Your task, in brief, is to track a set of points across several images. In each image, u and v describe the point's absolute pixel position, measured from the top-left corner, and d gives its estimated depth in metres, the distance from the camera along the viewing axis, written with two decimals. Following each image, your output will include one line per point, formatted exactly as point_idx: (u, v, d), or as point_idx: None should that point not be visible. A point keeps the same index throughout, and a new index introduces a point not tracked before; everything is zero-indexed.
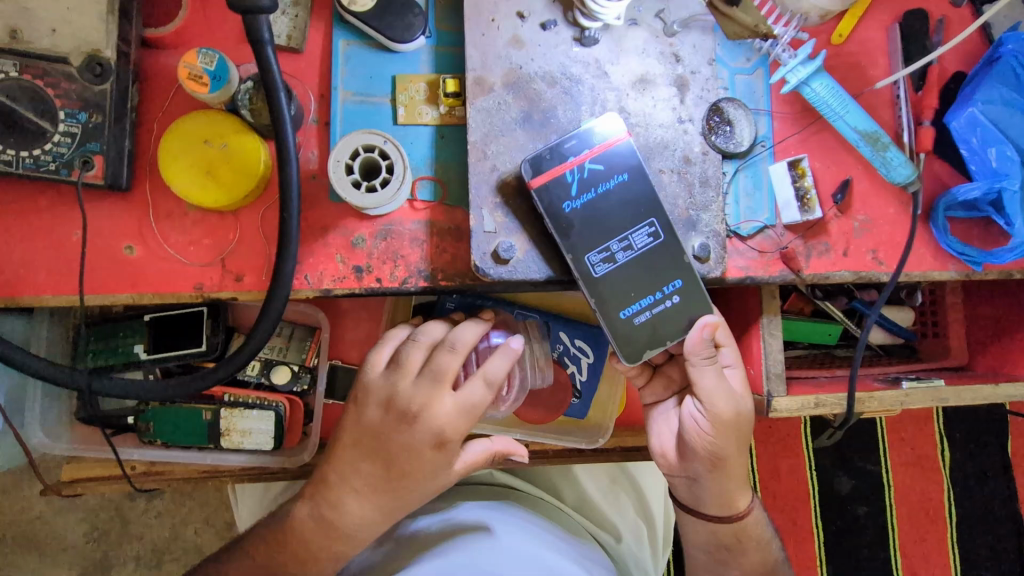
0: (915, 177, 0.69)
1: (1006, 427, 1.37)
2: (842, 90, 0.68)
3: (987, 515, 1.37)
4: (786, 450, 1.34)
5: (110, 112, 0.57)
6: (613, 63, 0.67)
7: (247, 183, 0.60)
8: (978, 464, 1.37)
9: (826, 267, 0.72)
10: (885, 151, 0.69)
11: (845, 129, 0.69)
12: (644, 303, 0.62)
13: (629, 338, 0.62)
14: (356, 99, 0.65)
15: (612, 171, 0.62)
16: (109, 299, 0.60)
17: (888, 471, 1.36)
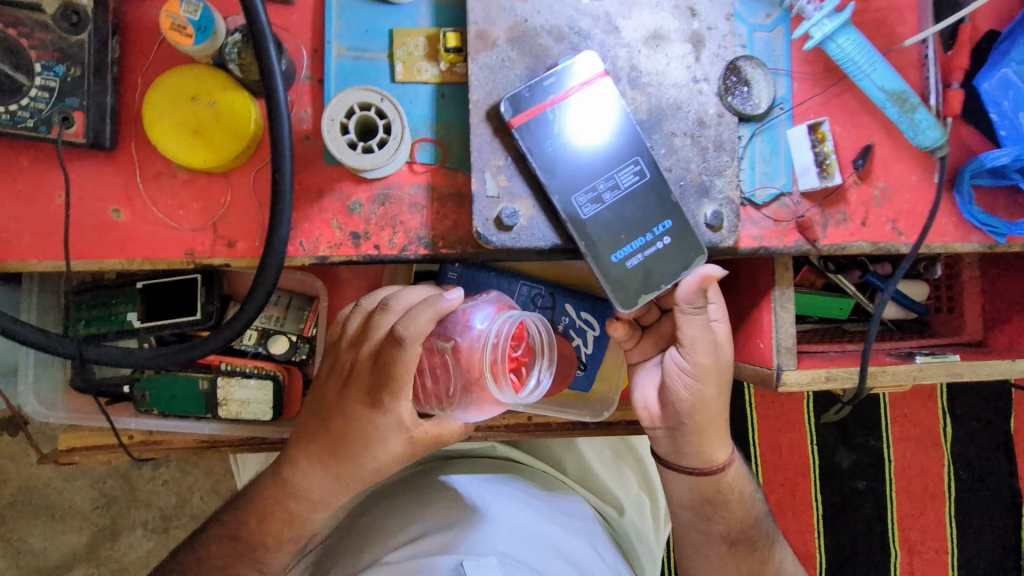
0: (945, 140, 0.66)
1: (1012, 404, 1.36)
2: (870, 46, 0.65)
3: (988, 492, 1.37)
4: (789, 424, 1.33)
5: (89, 65, 0.54)
6: (624, 17, 0.63)
7: (237, 144, 0.57)
8: (982, 441, 1.36)
9: (844, 238, 0.69)
10: (913, 113, 0.67)
11: (872, 89, 0.66)
12: (635, 245, 0.60)
13: (621, 282, 0.60)
14: (351, 54, 0.61)
15: (589, 109, 0.60)
16: (98, 265, 0.58)
17: (890, 447, 1.36)
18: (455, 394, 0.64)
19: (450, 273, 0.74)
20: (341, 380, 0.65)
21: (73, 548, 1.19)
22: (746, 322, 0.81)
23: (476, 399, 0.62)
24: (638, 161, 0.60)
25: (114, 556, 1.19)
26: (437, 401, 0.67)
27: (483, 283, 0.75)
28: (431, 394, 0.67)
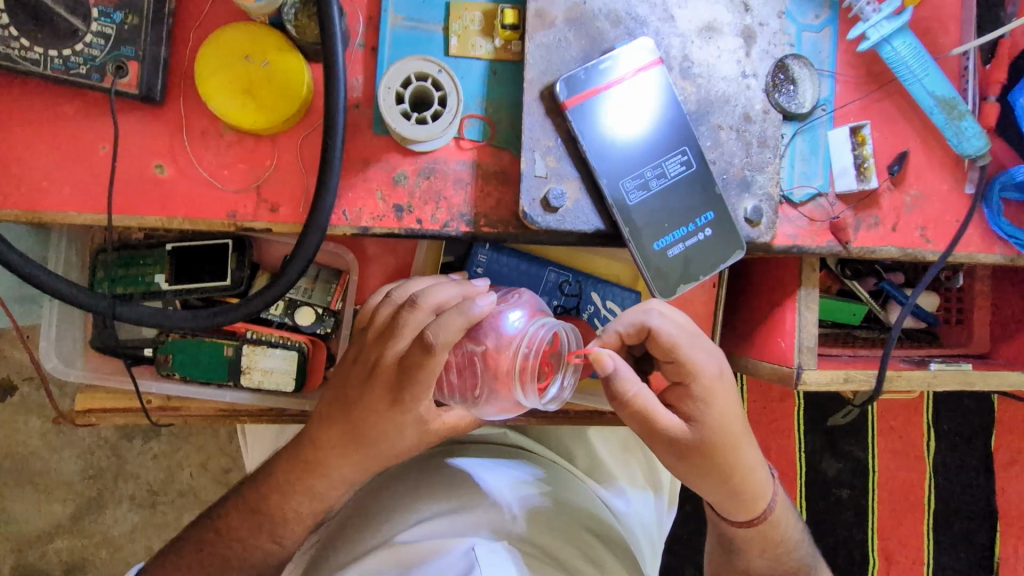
0: (987, 150, 0.68)
1: (1000, 421, 1.39)
2: (923, 51, 0.67)
3: (969, 506, 1.40)
4: (780, 430, 1.35)
5: (147, 15, 0.54)
6: (680, 6, 0.63)
7: (289, 107, 0.56)
8: (967, 456, 1.39)
9: (874, 242, 0.70)
10: (960, 121, 0.68)
11: (923, 94, 0.68)
12: (676, 236, 0.61)
13: (662, 271, 0.61)
14: (406, 24, 0.61)
15: (638, 100, 0.60)
16: (137, 221, 0.57)
17: (874, 457, 1.38)
18: (479, 393, 0.65)
19: (480, 253, 0.73)
20: (364, 369, 0.63)
21: (58, 518, 1.17)
22: (768, 321, 0.82)
23: (501, 402, 0.63)
24: (684, 151, 0.61)
25: (101, 527, 1.18)
26: (459, 397, 0.67)
27: (513, 267, 0.74)
28: (454, 390, 0.67)
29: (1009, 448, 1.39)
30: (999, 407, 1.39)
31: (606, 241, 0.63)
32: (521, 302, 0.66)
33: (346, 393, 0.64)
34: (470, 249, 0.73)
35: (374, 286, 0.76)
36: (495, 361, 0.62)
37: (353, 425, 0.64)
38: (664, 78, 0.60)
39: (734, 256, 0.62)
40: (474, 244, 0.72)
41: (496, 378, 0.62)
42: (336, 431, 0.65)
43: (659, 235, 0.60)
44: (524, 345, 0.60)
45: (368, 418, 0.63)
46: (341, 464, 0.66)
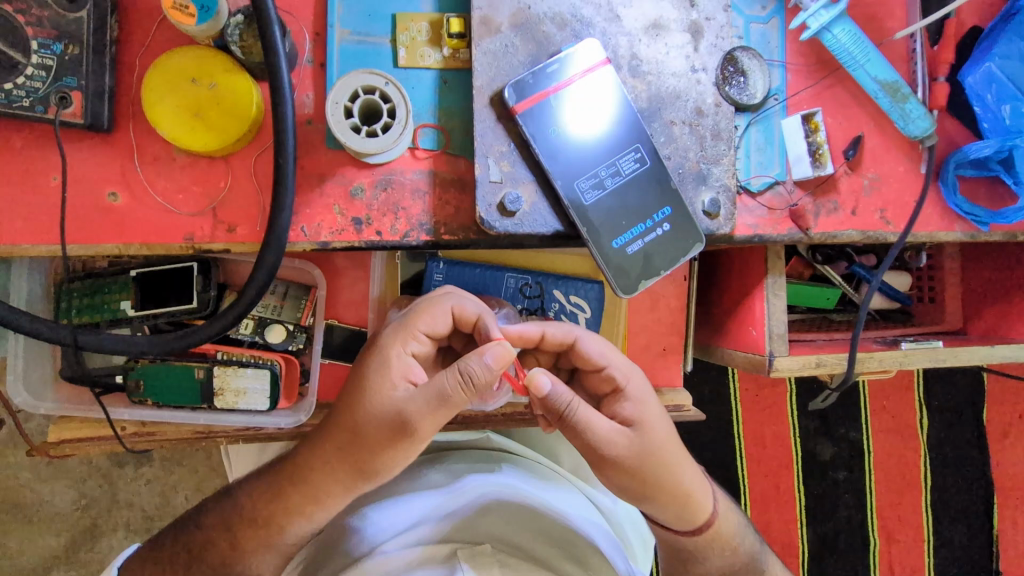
0: (933, 131, 0.69)
1: (987, 395, 1.41)
2: (864, 38, 0.67)
3: (963, 480, 1.41)
4: (775, 416, 1.36)
5: (88, 44, 0.53)
6: (626, 6, 0.64)
7: (238, 127, 0.56)
8: (959, 431, 1.41)
9: (834, 226, 0.71)
10: (905, 103, 0.69)
11: (866, 80, 0.69)
12: (634, 232, 0.61)
13: (622, 268, 0.61)
14: (354, 38, 0.61)
15: (579, 106, 0.60)
16: (94, 249, 0.57)
17: (868, 437, 1.39)
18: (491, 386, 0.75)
19: (435, 272, 0.75)
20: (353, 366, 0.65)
21: (55, 550, 1.16)
22: (740, 309, 0.83)
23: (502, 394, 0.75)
24: (637, 149, 0.61)
25: (95, 559, 1.16)
26: None
27: (470, 279, 0.76)
28: None
29: (1000, 418, 1.41)
30: (986, 380, 1.40)
31: (567, 240, 0.63)
32: (506, 310, 0.76)
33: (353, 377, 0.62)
34: (426, 267, 0.76)
35: (344, 299, 0.76)
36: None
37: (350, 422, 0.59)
38: (612, 77, 0.61)
39: (695, 250, 0.62)
40: (429, 264, 0.75)
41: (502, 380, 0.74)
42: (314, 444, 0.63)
43: (613, 233, 0.61)
44: None
45: (353, 411, 0.59)
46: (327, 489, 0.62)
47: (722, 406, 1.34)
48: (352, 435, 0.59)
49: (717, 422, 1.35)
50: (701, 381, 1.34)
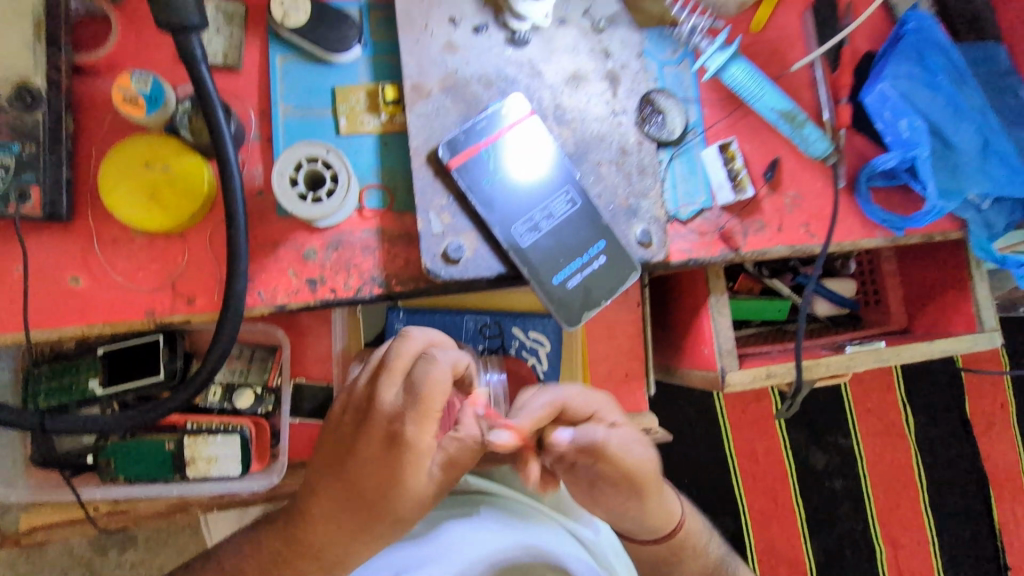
0: (832, 150, 0.76)
1: (966, 390, 1.44)
2: (757, 73, 0.75)
3: (955, 476, 1.43)
4: (765, 431, 1.39)
5: (44, 142, 0.57)
6: (545, 62, 0.70)
7: (192, 205, 0.60)
8: (943, 428, 1.43)
9: (763, 244, 0.76)
10: (803, 128, 0.76)
11: (766, 110, 0.76)
12: (572, 266, 0.66)
13: (565, 301, 0.65)
14: (297, 113, 0.66)
15: (510, 155, 0.66)
16: (57, 332, 0.60)
17: (858, 443, 1.42)
18: None
19: (396, 321, 0.78)
20: (339, 424, 0.65)
21: None
22: (692, 329, 0.87)
23: None
24: (568, 191, 0.66)
25: None
26: None
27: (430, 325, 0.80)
28: None
29: (982, 411, 1.44)
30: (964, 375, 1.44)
31: (511, 280, 0.67)
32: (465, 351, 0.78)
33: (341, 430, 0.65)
34: (387, 317, 0.79)
35: (312, 356, 0.79)
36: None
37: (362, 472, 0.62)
38: (539, 126, 0.67)
39: (632, 278, 0.67)
40: (388, 315, 0.78)
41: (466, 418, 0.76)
42: (319, 497, 0.65)
43: (552, 270, 0.65)
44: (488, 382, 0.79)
45: (360, 472, 0.62)
46: (337, 541, 0.65)
47: (711, 426, 1.37)
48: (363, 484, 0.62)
49: (707, 443, 1.37)
50: (685, 403, 1.37)
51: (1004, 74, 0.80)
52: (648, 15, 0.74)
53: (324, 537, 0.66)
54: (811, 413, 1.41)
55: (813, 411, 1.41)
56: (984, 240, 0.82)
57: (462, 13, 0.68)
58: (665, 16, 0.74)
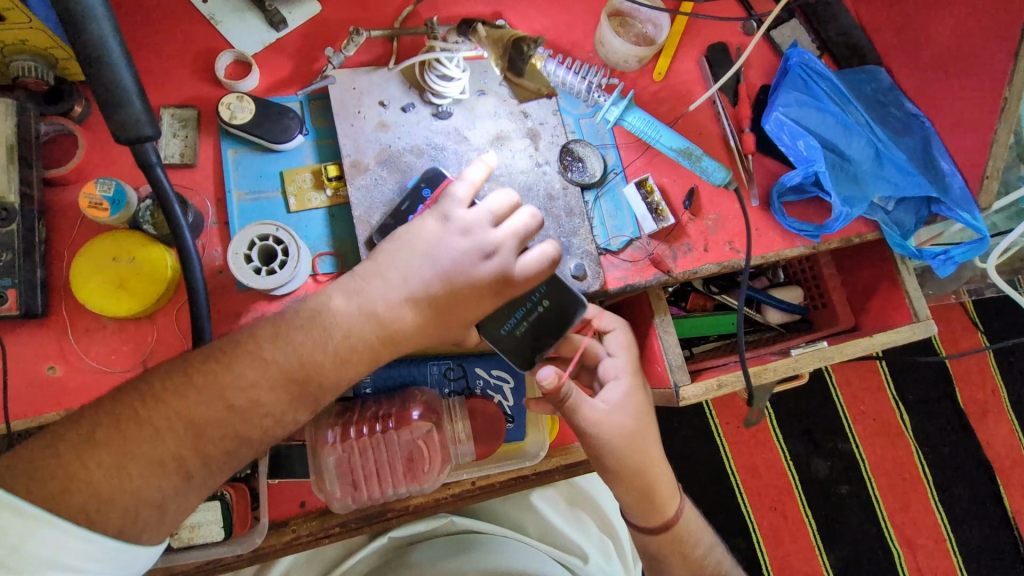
0: (730, 177, 0.84)
1: (951, 380, 1.48)
2: (654, 120, 0.84)
3: (959, 467, 1.45)
4: (762, 444, 1.42)
5: (18, 248, 0.63)
6: (470, 128, 0.78)
7: (156, 289, 0.66)
8: (935, 420, 1.46)
9: (693, 264, 0.83)
10: (700, 161, 0.85)
11: (664, 148, 0.84)
12: (516, 317, 0.71)
13: (516, 350, 0.72)
14: (250, 197, 0.73)
15: None
16: (38, 420, 0.64)
17: (858, 445, 1.44)
18: (426, 467, 0.83)
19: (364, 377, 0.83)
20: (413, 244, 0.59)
21: None
22: (646, 350, 0.92)
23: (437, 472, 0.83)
24: None
25: None
26: (407, 481, 0.84)
27: (398, 376, 0.84)
28: (400, 480, 0.84)
29: (973, 400, 1.48)
30: (948, 366, 1.48)
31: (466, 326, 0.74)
32: (426, 398, 0.84)
33: (421, 246, 0.59)
34: None
35: None
36: (423, 443, 0.82)
37: (313, 347, 0.56)
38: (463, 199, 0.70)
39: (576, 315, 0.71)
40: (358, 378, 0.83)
41: (432, 462, 0.83)
42: (253, 360, 0.55)
43: (501, 331, 0.72)
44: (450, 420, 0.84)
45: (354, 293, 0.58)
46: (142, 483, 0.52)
47: (707, 444, 1.40)
48: (316, 366, 0.57)
49: (707, 462, 1.39)
50: (676, 426, 1.40)
51: (887, 90, 0.93)
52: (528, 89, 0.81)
53: (134, 472, 0.52)
54: (802, 422, 1.44)
55: (805, 420, 1.44)
56: (899, 237, 0.89)
57: (389, 96, 0.76)
58: (542, 88, 0.82)
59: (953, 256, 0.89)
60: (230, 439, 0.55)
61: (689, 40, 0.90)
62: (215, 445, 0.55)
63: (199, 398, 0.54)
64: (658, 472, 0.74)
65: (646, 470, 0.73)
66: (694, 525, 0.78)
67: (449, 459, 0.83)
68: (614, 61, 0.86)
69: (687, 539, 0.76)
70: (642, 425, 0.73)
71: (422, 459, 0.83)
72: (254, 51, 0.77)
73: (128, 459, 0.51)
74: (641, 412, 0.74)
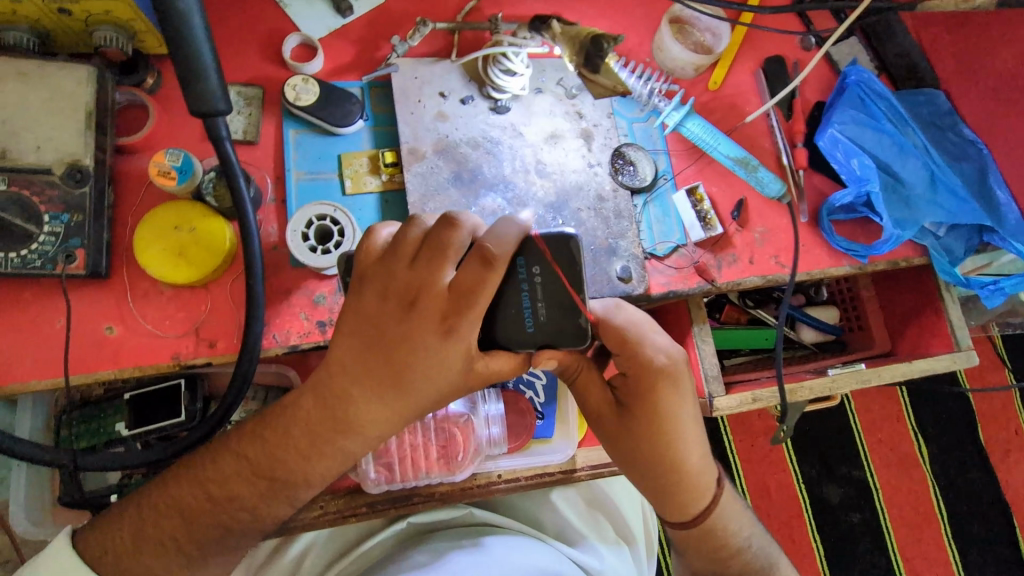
0: (786, 190, 0.83)
1: (976, 418, 1.45)
2: (712, 127, 0.84)
3: (976, 507, 1.42)
4: (776, 465, 1.40)
5: (90, 211, 0.65)
6: (526, 124, 0.79)
7: (214, 260, 0.68)
8: (957, 457, 1.43)
9: (737, 275, 0.82)
10: (756, 172, 0.84)
11: (721, 156, 0.84)
12: None
13: None
14: (308, 177, 0.75)
15: None
16: (93, 377, 0.66)
17: (874, 475, 1.42)
18: (459, 456, 0.84)
19: None
20: (375, 299, 0.55)
21: None
22: None
23: (471, 461, 0.84)
24: None
25: None
26: (439, 468, 0.84)
27: None
28: (434, 466, 0.84)
29: (997, 439, 1.45)
30: (974, 403, 1.45)
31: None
32: None
33: (352, 313, 0.56)
34: None
35: None
36: (458, 431, 0.84)
37: (287, 439, 0.59)
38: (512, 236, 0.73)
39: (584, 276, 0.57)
40: None
41: (466, 449, 0.84)
42: (231, 457, 0.60)
43: (518, 322, 0.57)
44: (486, 413, 0.85)
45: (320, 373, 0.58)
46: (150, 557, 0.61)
47: (721, 460, 1.38)
48: (280, 462, 0.59)
49: None
50: None
51: (945, 114, 0.91)
52: (602, 87, 0.74)
53: (145, 549, 0.60)
54: (819, 446, 1.42)
55: (823, 445, 1.42)
56: (947, 264, 0.87)
57: (450, 87, 0.77)
58: (618, 86, 0.75)
59: (1003, 287, 0.88)
60: (218, 530, 0.61)
61: (747, 52, 0.90)
62: (201, 528, 0.61)
63: (183, 485, 0.61)
64: (685, 461, 0.63)
65: (662, 463, 0.63)
66: (735, 522, 0.68)
67: (482, 448, 0.85)
68: (671, 67, 0.86)
69: (721, 534, 0.67)
70: (657, 417, 0.62)
71: (457, 446, 0.84)
72: (320, 36, 0.78)
73: (141, 542, 0.60)
74: (660, 403, 0.61)
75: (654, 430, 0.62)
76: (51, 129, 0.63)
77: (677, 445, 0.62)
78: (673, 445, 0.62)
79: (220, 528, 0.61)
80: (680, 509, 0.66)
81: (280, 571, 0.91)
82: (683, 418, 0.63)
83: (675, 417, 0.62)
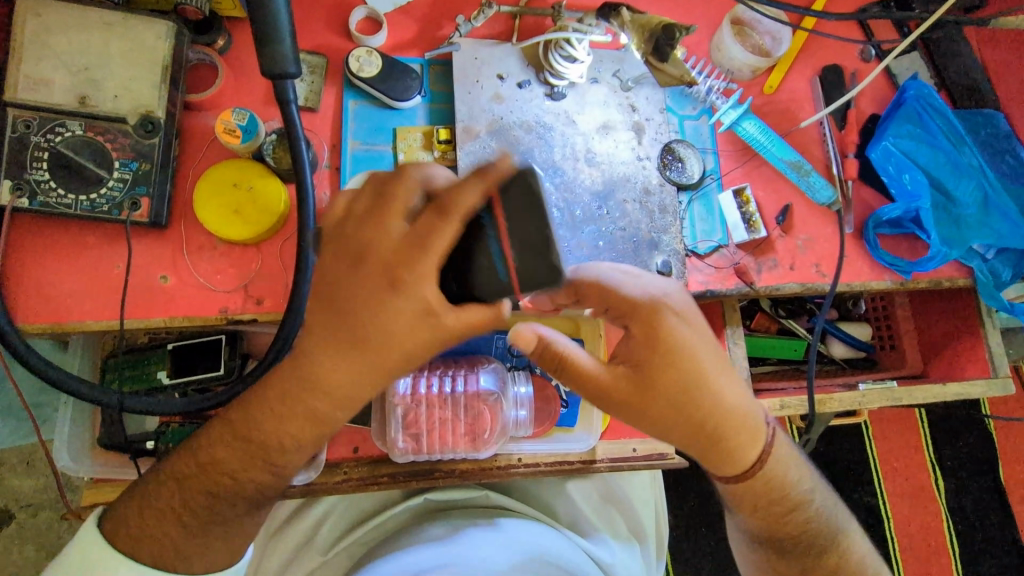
0: (837, 198, 0.83)
1: (997, 456, 1.42)
2: (770, 129, 0.83)
3: (988, 545, 1.39)
4: None
5: (157, 161, 0.68)
6: (579, 112, 0.79)
7: (267, 220, 0.70)
8: (973, 492, 1.41)
9: (776, 280, 0.82)
10: (809, 177, 0.83)
11: (776, 160, 0.83)
12: None
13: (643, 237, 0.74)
14: (363, 147, 0.77)
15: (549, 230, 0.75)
16: (145, 322, 0.69)
17: (885, 504, 1.39)
18: (484, 434, 0.85)
19: None
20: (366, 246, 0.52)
21: None
22: None
23: (495, 442, 0.85)
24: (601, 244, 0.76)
25: None
26: (464, 444, 0.84)
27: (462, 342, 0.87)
28: (460, 443, 0.84)
29: (1016, 479, 1.42)
30: (997, 441, 1.42)
31: None
32: (494, 364, 0.88)
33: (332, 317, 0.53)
34: None
35: None
36: (486, 411, 0.85)
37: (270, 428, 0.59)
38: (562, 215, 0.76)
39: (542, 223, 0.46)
40: None
41: (492, 429, 0.85)
42: (220, 428, 0.61)
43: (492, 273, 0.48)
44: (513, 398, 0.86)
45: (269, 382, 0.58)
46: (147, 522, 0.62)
47: None
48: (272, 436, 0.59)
49: None
50: None
51: (1003, 137, 0.89)
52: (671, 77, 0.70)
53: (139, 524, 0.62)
54: (833, 467, 1.40)
55: (838, 466, 1.40)
56: (992, 288, 0.86)
57: (507, 70, 0.78)
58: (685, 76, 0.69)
59: None
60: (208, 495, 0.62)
61: (804, 59, 0.89)
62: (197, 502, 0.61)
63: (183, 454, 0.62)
64: (713, 410, 0.60)
65: (714, 429, 0.61)
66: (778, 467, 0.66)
67: (506, 430, 0.86)
68: (728, 67, 0.86)
69: (766, 475, 0.66)
70: (667, 363, 0.58)
71: (484, 425, 0.85)
72: (385, 11, 0.80)
73: (145, 513, 0.62)
74: (679, 368, 0.58)
75: (667, 370, 0.59)
76: (129, 80, 0.66)
77: (702, 393, 0.59)
78: (699, 393, 0.59)
79: (211, 493, 0.61)
80: (723, 462, 0.64)
81: (296, 533, 0.93)
82: (696, 365, 0.59)
83: (684, 369, 0.59)
